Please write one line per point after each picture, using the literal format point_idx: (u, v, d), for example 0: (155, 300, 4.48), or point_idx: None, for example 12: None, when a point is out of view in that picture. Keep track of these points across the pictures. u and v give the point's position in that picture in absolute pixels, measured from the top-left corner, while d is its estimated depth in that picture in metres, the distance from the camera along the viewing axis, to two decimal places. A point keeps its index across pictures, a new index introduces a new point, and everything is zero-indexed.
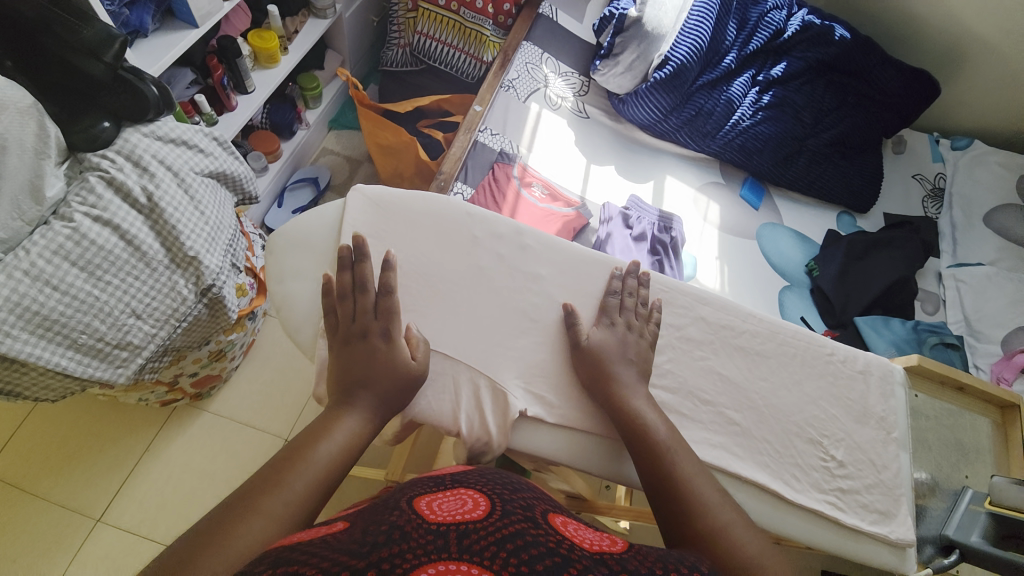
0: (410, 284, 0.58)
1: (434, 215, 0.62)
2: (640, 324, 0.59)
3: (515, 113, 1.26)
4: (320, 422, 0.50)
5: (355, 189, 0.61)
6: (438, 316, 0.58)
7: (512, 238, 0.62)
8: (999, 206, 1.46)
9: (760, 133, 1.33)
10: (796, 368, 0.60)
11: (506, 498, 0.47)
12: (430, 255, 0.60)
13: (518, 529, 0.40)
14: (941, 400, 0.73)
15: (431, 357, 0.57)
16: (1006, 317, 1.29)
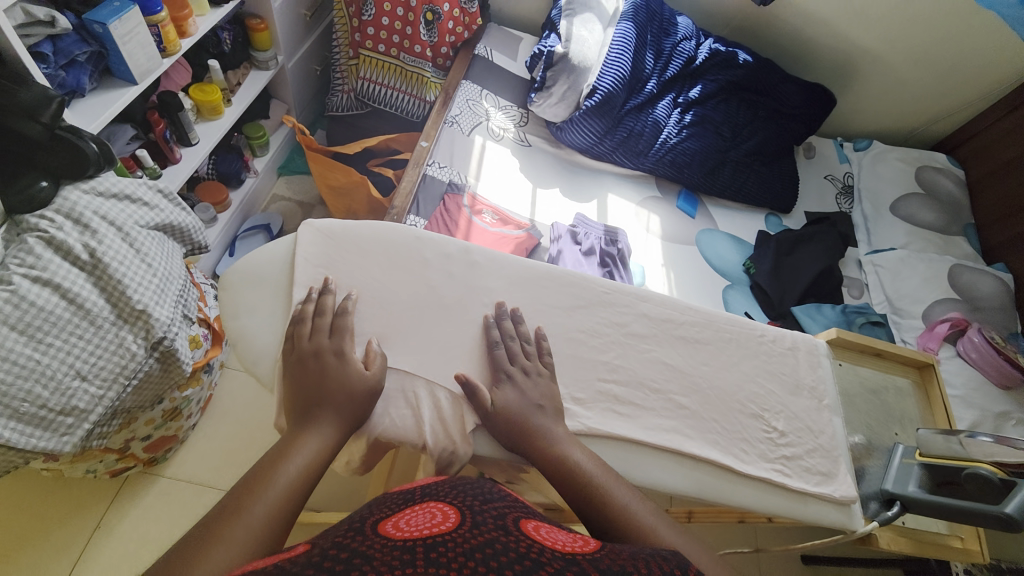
0: (367, 309, 0.60)
1: (384, 242, 0.64)
2: (538, 363, 0.60)
3: (461, 146, 1.32)
4: (281, 446, 0.50)
5: (306, 224, 0.63)
6: (397, 337, 0.60)
7: (461, 257, 0.65)
8: (903, 196, 1.61)
9: (686, 149, 1.46)
10: (733, 351, 0.65)
11: (477, 509, 0.47)
12: (384, 280, 0.62)
13: (488, 540, 0.42)
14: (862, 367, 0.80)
15: (389, 375, 0.58)
16: (923, 293, 1.41)
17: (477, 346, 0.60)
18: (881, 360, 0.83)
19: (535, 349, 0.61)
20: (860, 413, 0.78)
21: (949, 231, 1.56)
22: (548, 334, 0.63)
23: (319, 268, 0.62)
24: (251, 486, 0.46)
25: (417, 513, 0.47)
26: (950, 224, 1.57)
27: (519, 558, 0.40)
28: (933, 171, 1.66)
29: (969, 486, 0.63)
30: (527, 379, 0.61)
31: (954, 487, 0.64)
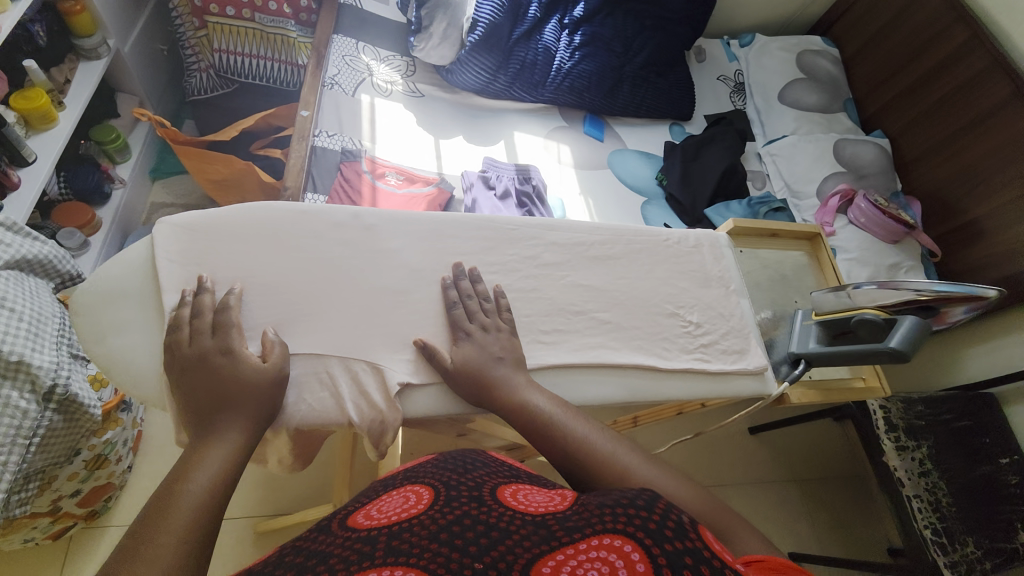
0: (262, 296, 0.56)
1: (259, 224, 0.58)
2: (494, 319, 0.59)
3: (348, 109, 1.22)
4: (182, 462, 0.45)
5: (161, 221, 0.56)
6: (302, 319, 0.56)
7: (353, 223, 0.61)
8: (789, 83, 1.69)
9: (581, 72, 1.43)
10: (646, 260, 0.68)
11: (452, 485, 0.50)
12: (271, 264, 0.57)
13: (457, 517, 0.43)
14: (758, 250, 0.83)
15: (293, 361, 0.55)
16: (817, 172, 1.52)
17: (393, 309, 0.59)
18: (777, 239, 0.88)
19: (494, 307, 0.60)
20: (767, 290, 0.81)
21: (830, 109, 1.66)
22: (464, 283, 0.62)
23: (190, 266, 0.56)
24: (157, 509, 0.41)
25: (393, 498, 0.50)
26: (831, 103, 1.67)
27: (487, 531, 0.41)
28: (812, 54, 1.74)
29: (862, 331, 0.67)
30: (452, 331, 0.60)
31: (849, 336, 0.68)
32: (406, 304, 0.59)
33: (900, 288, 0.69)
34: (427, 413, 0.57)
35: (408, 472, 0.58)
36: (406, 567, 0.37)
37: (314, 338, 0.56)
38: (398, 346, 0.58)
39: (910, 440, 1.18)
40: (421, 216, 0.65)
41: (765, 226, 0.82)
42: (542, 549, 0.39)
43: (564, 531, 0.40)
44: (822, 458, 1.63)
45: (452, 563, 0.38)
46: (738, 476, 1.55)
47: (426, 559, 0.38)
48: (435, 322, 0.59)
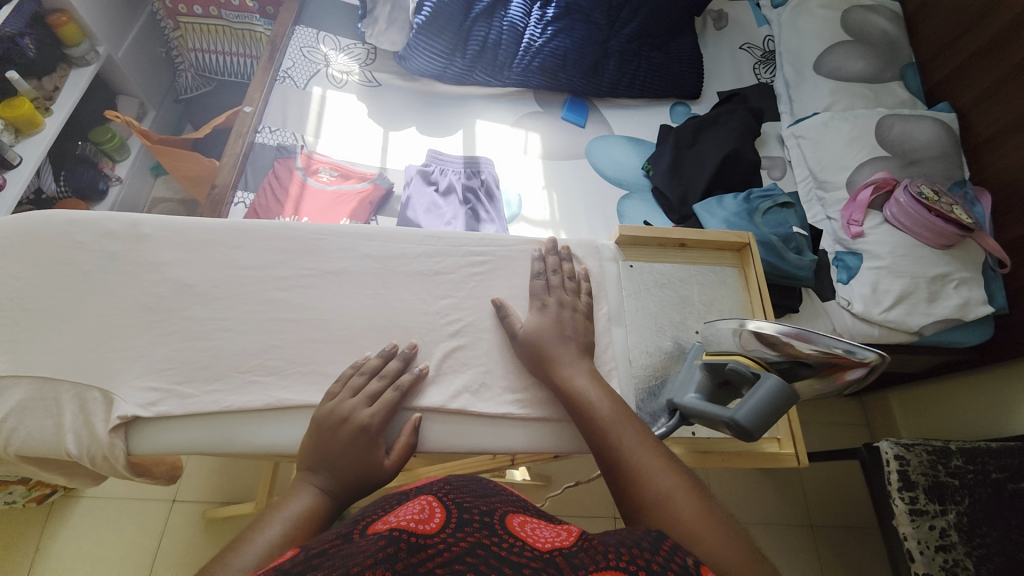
0: (58, 309, 0.56)
1: (35, 237, 0.58)
2: (572, 298, 0.61)
3: (296, 103, 1.19)
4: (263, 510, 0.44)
5: None
6: (96, 335, 0.56)
7: (129, 233, 0.60)
8: (828, 48, 1.37)
9: (555, 49, 1.28)
10: (488, 276, 0.66)
11: (464, 507, 0.39)
12: (67, 277, 0.57)
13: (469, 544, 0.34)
14: (657, 264, 0.69)
15: (22, 385, 0.53)
16: (851, 156, 1.22)
17: (197, 328, 0.58)
18: (692, 250, 0.72)
19: (575, 285, 0.63)
20: (656, 315, 0.66)
21: (881, 78, 1.33)
22: (280, 307, 0.60)
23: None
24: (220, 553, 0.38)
25: (406, 505, 0.39)
26: (883, 70, 1.34)
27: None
28: (863, 10, 1.40)
29: (742, 384, 0.53)
30: (254, 355, 0.58)
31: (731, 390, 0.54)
32: (215, 324, 0.58)
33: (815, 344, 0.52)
34: (154, 450, 0.55)
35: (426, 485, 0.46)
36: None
37: (103, 355, 0.55)
38: (191, 367, 0.56)
39: (931, 504, 0.94)
40: (249, 228, 0.63)
41: (664, 235, 0.68)
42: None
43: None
44: (840, 505, 1.37)
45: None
46: (733, 512, 1.33)
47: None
48: (240, 344, 0.58)
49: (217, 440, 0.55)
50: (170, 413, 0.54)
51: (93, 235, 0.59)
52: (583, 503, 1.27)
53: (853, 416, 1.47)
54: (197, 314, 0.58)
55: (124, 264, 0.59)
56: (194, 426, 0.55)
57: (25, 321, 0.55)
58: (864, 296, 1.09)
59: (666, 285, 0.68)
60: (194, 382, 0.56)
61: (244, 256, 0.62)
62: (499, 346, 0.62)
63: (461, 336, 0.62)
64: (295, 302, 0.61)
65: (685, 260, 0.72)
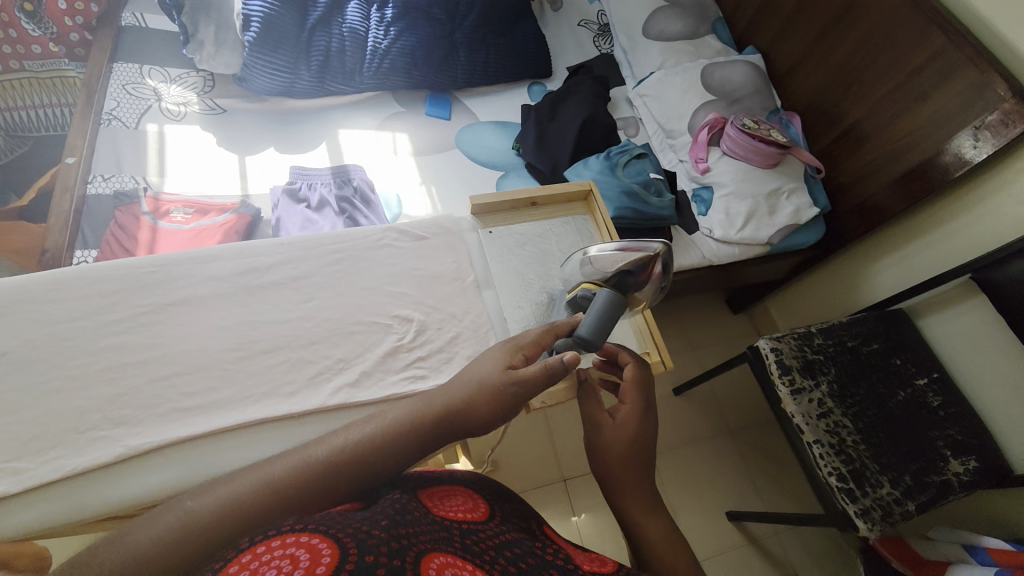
0: None
1: None
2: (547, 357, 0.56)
3: (130, 144, 1.09)
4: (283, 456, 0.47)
5: None
6: None
7: None
8: (651, 14, 1.52)
9: (402, 48, 1.29)
10: (352, 271, 0.67)
11: (499, 515, 0.56)
12: None
13: (510, 539, 0.49)
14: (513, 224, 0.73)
15: None
16: (687, 104, 1.37)
17: (24, 396, 0.54)
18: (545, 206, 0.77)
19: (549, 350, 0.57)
20: (523, 273, 0.71)
21: (698, 33, 1.51)
22: (127, 350, 0.58)
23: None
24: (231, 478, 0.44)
25: (450, 498, 0.56)
26: (698, 26, 1.52)
27: (535, 563, 0.45)
28: None
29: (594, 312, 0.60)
30: (104, 407, 0.55)
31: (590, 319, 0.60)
32: (52, 386, 0.55)
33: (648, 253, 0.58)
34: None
35: (441, 475, 0.64)
36: (474, 564, 0.41)
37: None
38: (28, 436, 0.53)
39: (807, 380, 1.10)
40: (72, 280, 0.59)
41: (512, 196, 0.72)
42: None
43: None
44: (746, 407, 1.53)
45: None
46: (665, 440, 1.45)
47: (492, 565, 0.42)
48: (86, 399, 0.55)
49: (71, 506, 0.51)
50: (5, 492, 0.50)
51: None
52: (530, 471, 1.32)
53: (743, 331, 1.67)
54: (17, 381, 0.55)
55: None
56: (44, 499, 0.51)
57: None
58: (721, 221, 1.24)
59: (525, 243, 0.72)
60: (33, 452, 0.52)
61: (76, 305, 0.58)
62: (379, 333, 0.64)
63: (331, 334, 0.63)
64: (138, 343, 0.58)
65: (541, 217, 0.76)
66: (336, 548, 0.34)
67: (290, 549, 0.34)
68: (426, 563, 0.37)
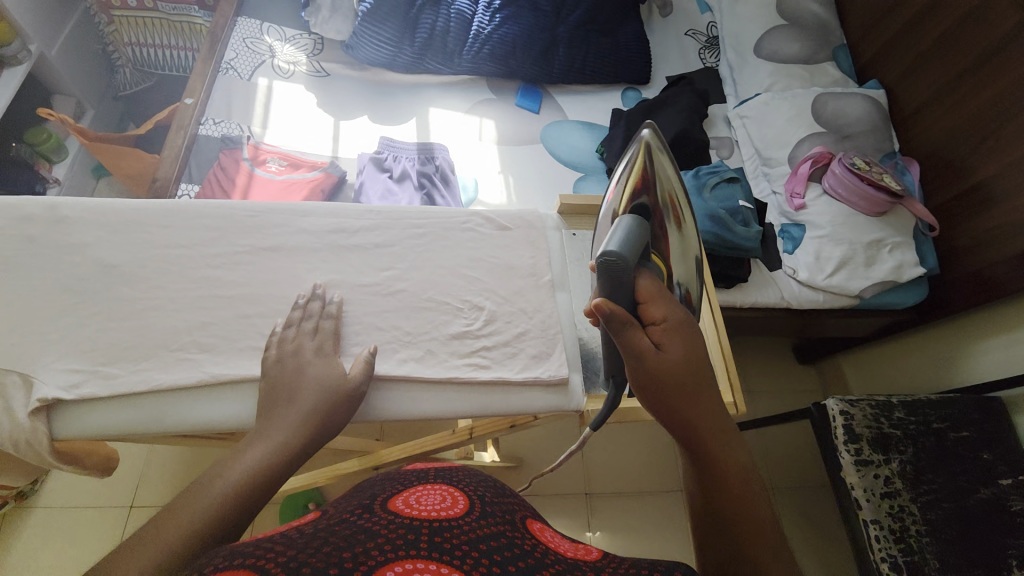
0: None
1: None
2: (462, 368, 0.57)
3: (241, 93, 1.16)
4: (191, 486, 0.43)
5: None
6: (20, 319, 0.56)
7: (46, 215, 0.60)
8: (766, 33, 1.43)
9: (504, 35, 1.29)
10: (432, 249, 0.67)
11: (485, 503, 0.54)
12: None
13: (490, 533, 0.47)
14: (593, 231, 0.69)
15: None
16: (791, 133, 1.28)
17: (122, 311, 0.58)
18: None
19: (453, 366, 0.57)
20: None
21: (816, 59, 1.40)
22: (217, 285, 0.61)
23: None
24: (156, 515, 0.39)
25: (428, 496, 0.54)
26: (817, 51, 1.41)
27: (522, 557, 0.43)
28: None
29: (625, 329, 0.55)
30: (189, 334, 0.58)
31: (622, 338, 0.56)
32: (150, 306, 0.59)
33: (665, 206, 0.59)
34: (84, 432, 0.54)
35: (441, 471, 0.63)
36: (442, 564, 0.40)
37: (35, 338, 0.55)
38: (121, 349, 0.57)
39: (876, 454, 1.00)
40: (181, 211, 0.63)
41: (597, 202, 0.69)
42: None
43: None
44: (796, 466, 1.42)
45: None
46: None
47: (465, 565, 0.40)
48: (175, 323, 0.58)
49: (150, 418, 0.55)
50: (95, 394, 0.54)
51: (14, 219, 0.59)
52: (556, 479, 1.29)
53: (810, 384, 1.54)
54: (122, 293, 0.59)
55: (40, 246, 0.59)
56: (127, 407, 0.55)
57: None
58: (809, 264, 1.15)
59: None
60: (126, 363, 0.56)
61: (177, 235, 0.62)
62: (448, 313, 0.64)
63: (401, 306, 0.63)
64: (229, 279, 0.61)
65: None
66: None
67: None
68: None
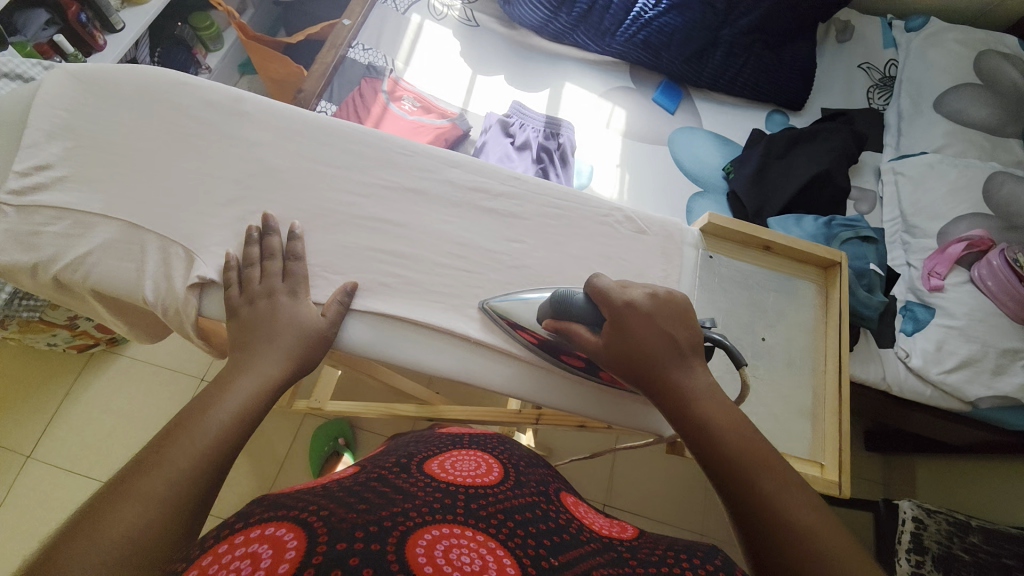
0: (163, 163, 0.51)
1: (137, 82, 0.53)
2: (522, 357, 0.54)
3: (393, 26, 1.18)
4: (183, 416, 0.41)
5: (55, 65, 0.52)
6: (185, 200, 0.51)
7: (228, 105, 0.54)
8: (955, 87, 1.26)
9: (664, 25, 1.22)
10: (580, 236, 0.56)
11: (519, 472, 0.57)
12: (159, 137, 0.52)
13: (523, 505, 0.48)
14: (734, 260, 0.59)
15: (106, 226, 0.49)
16: (952, 206, 1.13)
17: None
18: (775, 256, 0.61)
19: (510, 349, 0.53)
20: (729, 319, 0.57)
21: (1002, 131, 1.21)
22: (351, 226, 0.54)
23: (62, 112, 0.50)
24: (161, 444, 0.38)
25: (464, 460, 0.56)
26: (1010, 122, 1.22)
27: (558, 534, 0.45)
28: (1003, 53, 1.28)
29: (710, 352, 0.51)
30: None
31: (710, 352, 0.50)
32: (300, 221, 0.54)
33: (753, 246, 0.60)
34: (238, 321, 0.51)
35: (474, 437, 0.65)
36: (478, 533, 0.42)
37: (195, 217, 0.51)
38: None
39: None
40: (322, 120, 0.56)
41: (753, 230, 0.58)
42: (612, 568, 0.40)
43: (635, 561, 0.42)
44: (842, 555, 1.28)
45: (529, 551, 0.41)
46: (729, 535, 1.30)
47: (499, 535, 0.42)
48: None
49: None
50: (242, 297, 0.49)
51: (198, 99, 0.54)
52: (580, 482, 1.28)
53: (872, 473, 1.42)
54: (279, 201, 0.53)
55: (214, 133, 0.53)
56: None
57: (123, 165, 0.51)
58: (926, 352, 1.03)
59: (741, 285, 0.58)
60: None
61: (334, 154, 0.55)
62: None
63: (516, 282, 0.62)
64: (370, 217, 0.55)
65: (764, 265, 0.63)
66: (302, 536, 0.35)
67: (247, 547, 0.34)
68: (414, 541, 0.38)
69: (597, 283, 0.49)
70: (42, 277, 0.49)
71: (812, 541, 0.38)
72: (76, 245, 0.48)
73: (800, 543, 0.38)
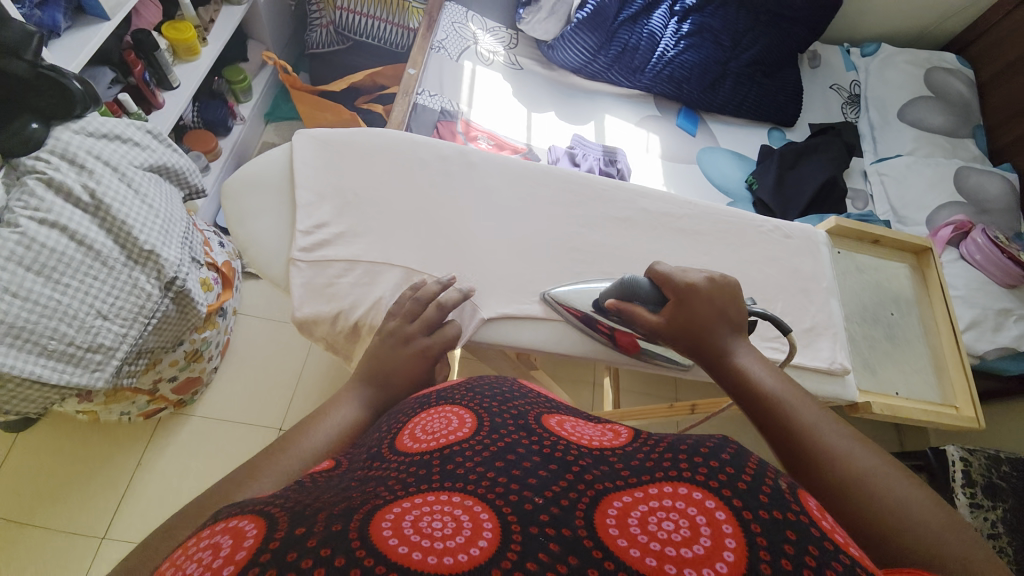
0: (414, 215, 0.60)
1: (380, 144, 0.63)
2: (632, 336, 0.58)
3: (451, 72, 1.27)
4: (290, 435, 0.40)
5: (301, 132, 0.62)
6: (447, 245, 0.60)
7: (457, 158, 0.65)
8: (913, 99, 1.53)
9: (684, 61, 1.41)
10: (751, 248, 0.67)
11: (493, 411, 0.37)
12: (396, 190, 0.61)
13: (508, 446, 0.32)
14: (857, 253, 0.73)
15: (393, 272, 0.58)
16: (930, 198, 1.38)
17: None
18: (879, 246, 0.76)
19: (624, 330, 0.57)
20: (862, 298, 0.71)
21: (957, 133, 1.49)
22: (571, 252, 0.63)
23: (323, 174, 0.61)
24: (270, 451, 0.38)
25: (431, 415, 0.38)
26: (959, 126, 1.50)
27: (546, 463, 0.30)
28: (944, 72, 1.57)
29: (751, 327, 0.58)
30: None
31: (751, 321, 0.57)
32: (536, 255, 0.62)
33: (864, 238, 0.75)
34: (511, 340, 0.59)
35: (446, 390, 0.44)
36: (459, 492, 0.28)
37: (465, 259, 0.60)
38: None
39: (989, 501, 1.03)
40: (522, 163, 0.68)
41: (867, 228, 0.73)
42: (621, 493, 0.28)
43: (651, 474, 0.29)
44: None
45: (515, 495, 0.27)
46: None
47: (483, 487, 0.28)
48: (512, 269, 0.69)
49: (549, 339, 0.60)
50: (515, 313, 0.59)
51: (437, 157, 0.64)
52: None
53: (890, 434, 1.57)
54: (520, 235, 0.63)
55: (456, 182, 0.64)
56: (533, 324, 0.60)
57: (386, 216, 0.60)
58: None
59: (867, 274, 0.72)
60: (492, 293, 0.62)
61: (551, 195, 0.66)
62: None
63: None
64: (587, 244, 0.64)
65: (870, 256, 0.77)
66: (266, 524, 0.26)
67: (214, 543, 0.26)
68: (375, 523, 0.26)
69: (659, 269, 0.54)
70: (341, 323, 0.56)
71: (855, 471, 0.39)
72: (372, 289, 0.57)
73: (841, 465, 0.39)
